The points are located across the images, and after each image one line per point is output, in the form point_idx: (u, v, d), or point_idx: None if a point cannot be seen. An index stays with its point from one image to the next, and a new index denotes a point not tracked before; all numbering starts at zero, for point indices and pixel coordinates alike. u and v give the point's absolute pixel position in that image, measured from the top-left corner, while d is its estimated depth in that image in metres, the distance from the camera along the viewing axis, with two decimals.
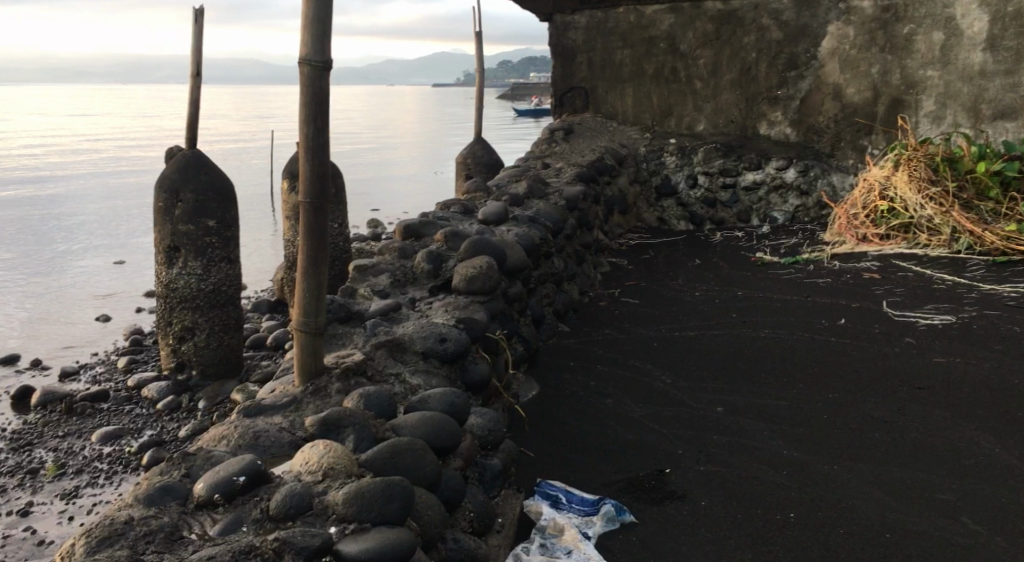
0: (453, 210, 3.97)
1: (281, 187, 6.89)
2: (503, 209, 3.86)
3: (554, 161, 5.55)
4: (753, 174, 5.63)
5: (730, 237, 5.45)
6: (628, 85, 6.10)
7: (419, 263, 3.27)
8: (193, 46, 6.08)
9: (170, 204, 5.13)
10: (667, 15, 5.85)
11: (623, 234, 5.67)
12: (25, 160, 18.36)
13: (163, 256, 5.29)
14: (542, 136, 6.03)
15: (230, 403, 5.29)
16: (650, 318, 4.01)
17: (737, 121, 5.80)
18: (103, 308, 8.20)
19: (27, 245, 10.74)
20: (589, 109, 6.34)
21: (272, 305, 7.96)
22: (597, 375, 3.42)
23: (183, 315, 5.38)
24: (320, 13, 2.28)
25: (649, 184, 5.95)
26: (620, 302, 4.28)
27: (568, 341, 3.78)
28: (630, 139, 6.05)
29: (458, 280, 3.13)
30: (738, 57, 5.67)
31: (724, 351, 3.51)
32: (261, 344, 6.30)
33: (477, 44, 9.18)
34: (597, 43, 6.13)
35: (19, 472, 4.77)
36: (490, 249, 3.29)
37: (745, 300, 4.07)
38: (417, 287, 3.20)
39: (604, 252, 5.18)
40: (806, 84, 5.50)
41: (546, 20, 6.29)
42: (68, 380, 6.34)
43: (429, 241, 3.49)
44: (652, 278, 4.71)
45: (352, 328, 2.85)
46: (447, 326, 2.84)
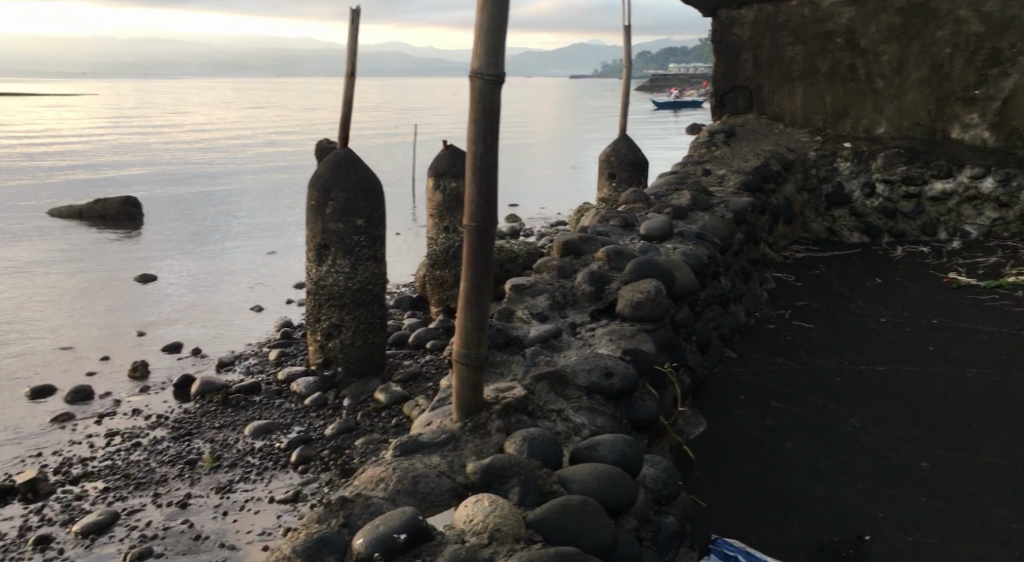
0: (612, 223, 3.74)
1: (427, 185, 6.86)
2: (667, 224, 3.59)
3: (716, 167, 5.19)
4: (943, 183, 5.09)
5: (915, 252, 4.95)
6: (797, 84, 5.70)
7: (580, 284, 3.06)
8: (349, 46, 6.14)
9: (321, 203, 5.17)
10: (847, 8, 5.40)
11: (788, 245, 5.26)
12: (188, 154, 19.50)
13: (313, 254, 5.34)
14: (701, 139, 5.72)
15: (374, 402, 5.22)
16: (830, 346, 3.62)
17: (924, 124, 5.26)
18: (256, 299, 8.48)
19: (189, 235, 11.31)
20: (753, 110, 5.99)
21: (413, 302, 7.97)
22: (772, 413, 3.10)
23: (330, 312, 5.42)
24: (494, 24, 2.09)
25: (819, 192, 5.51)
26: (791, 326, 3.91)
27: (737, 370, 3.47)
28: (798, 143, 5.63)
29: (624, 306, 2.90)
30: (928, 52, 5.15)
31: (924, 393, 3.10)
32: (403, 342, 6.28)
33: (626, 38, 8.94)
34: (765, 39, 5.78)
35: (178, 462, 4.79)
36: (657, 272, 3.03)
37: (942, 331, 3.63)
38: (577, 311, 2.98)
39: (769, 266, 4.78)
40: (1010, 82, 4.91)
41: (710, 14, 6.03)
42: (223, 371, 6.53)
43: (589, 259, 3.27)
44: (825, 298, 4.30)
45: (510, 355, 2.67)
46: (613, 359, 2.62)
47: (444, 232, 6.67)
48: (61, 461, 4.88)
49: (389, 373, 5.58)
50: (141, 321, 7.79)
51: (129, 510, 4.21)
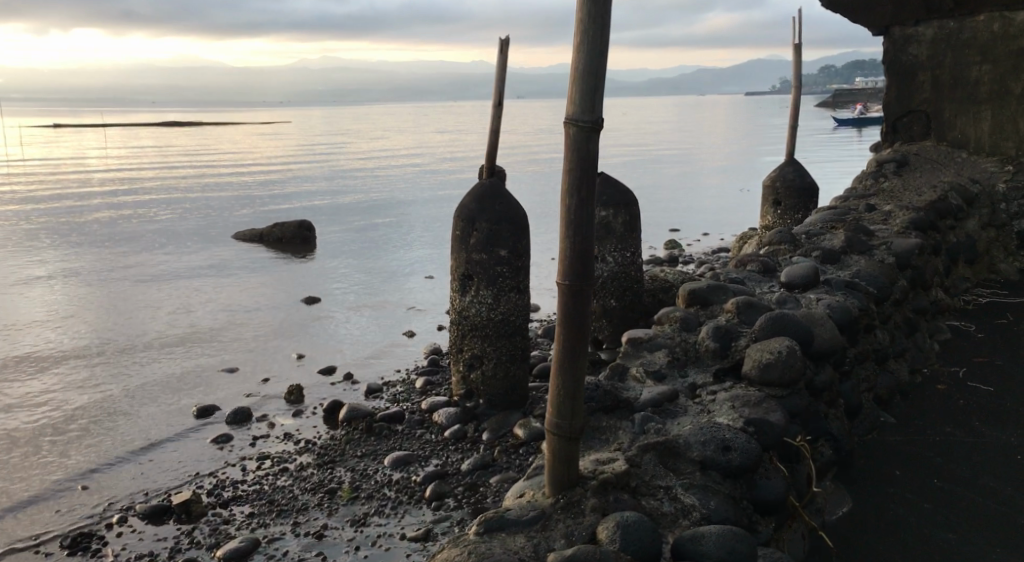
0: (750, 268, 3.46)
1: None
2: (813, 270, 3.25)
3: (883, 202, 4.69)
4: None
5: None
6: (984, 108, 5.08)
7: (704, 339, 2.81)
8: (497, 78, 6.11)
9: (466, 233, 5.03)
10: None
11: (969, 289, 4.66)
12: (361, 181, 20.44)
13: (456, 283, 5.18)
14: (868, 170, 5.23)
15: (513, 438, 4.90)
16: (1013, 416, 3.09)
17: None
18: (409, 325, 8.61)
19: (354, 260, 11.76)
20: (931, 136, 5.41)
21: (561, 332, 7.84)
22: (935, 494, 2.64)
23: (472, 343, 5.21)
24: (592, 69, 1.91)
25: (1009, 229, 4.93)
26: (965, 388, 3.39)
27: (895, 438, 3.02)
28: (984, 173, 5.03)
29: (751, 368, 2.62)
30: None
31: None
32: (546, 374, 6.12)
33: (795, 56, 8.42)
34: (945, 58, 5.20)
35: (319, 491, 4.65)
36: (790, 329, 2.72)
37: None
38: (700, 370, 2.74)
39: (945, 312, 4.24)
40: None
41: (880, 34, 5.51)
42: (372, 396, 6.61)
43: (717, 311, 3.01)
44: (1010, 354, 3.72)
45: (618, 421, 2.47)
46: (732, 431, 2.33)
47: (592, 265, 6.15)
48: (215, 482, 4.95)
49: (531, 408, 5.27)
50: (302, 343, 8.12)
51: (270, 538, 4.13)
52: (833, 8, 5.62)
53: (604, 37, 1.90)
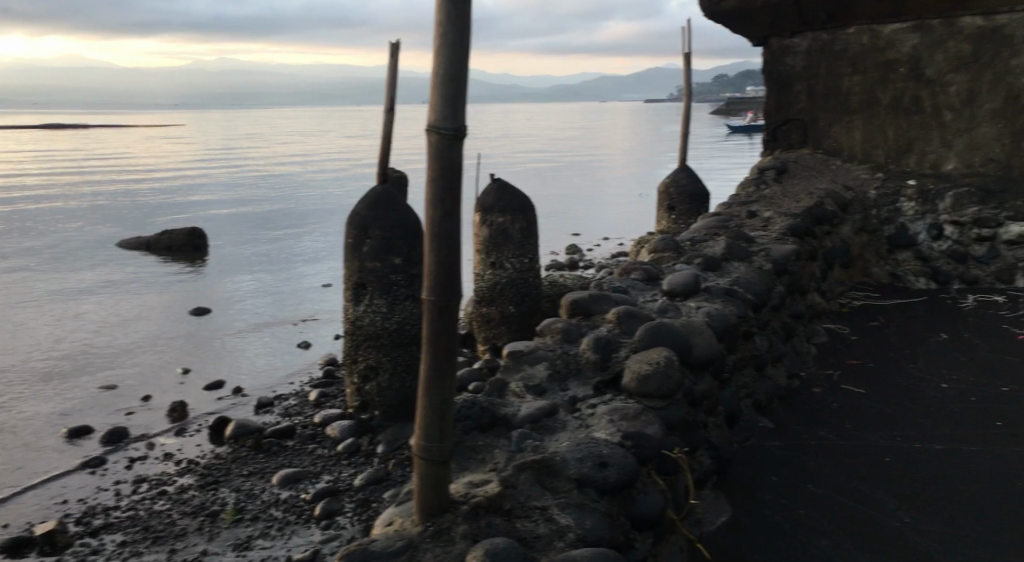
0: (634, 276, 3.42)
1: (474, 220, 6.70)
2: (694, 278, 3.26)
3: (763, 208, 4.80)
4: (1021, 226, 4.65)
5: (988, 301, 4.50)
6: (856, 117, 5.29)
7: (586, 350, 2.74)
8: (388, 81, 5.97)
9: (358, 241, 4.83)
10: (910, 35, 5.00)
11: (844, 292, 4.85)
12: (258, 187, 19.82)
13: (349, 293, 4.96)
14: (751, 176, 5.39)
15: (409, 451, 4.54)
16: (882, 419, 3.17)
17: (999, 160, 4.80)
18: (304, 335, 8.34)
19: (249, 269, 11.35)
20: (808, 144, 5.59)
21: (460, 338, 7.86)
22: (807, 500, 2.67)
23: (367, 354, 4.95)
24: (452, 74, 1.84)
25: (880, 234, 5.11)
26: (840, 391, 3.48)
27: (772, 444, 3.06)
28: (857, 180, 5.24)
29: (630, 380, 2.57)
30: (1003, 82, 4.74)
31: (989, 480, 2.66)
32: None
33: (686, 63, 8.60)
34: (820, 69, 5.39)
35: (200, 514, 4.37)
36: (669, 339, 2.69)
37: (1014, 403, 3.15)
38: (580, 383, 2.67)
39: (821, 316, 4.37)
40: None
41: (760, 45, 5.65)
42: (262, 410, 6.32)
43: (600, 321, 2.95)
44: (880, 356, 3.85)
45: (494, 440, 2.39)
46: (609, 446, 2.29)
47: (489, 268, 6.54)
48: (85, 510, 4.62)
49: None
50: (189, 358, 7.76)
51: None
52: (715, 18, 5.74)
53: (465, 40, 1.83)
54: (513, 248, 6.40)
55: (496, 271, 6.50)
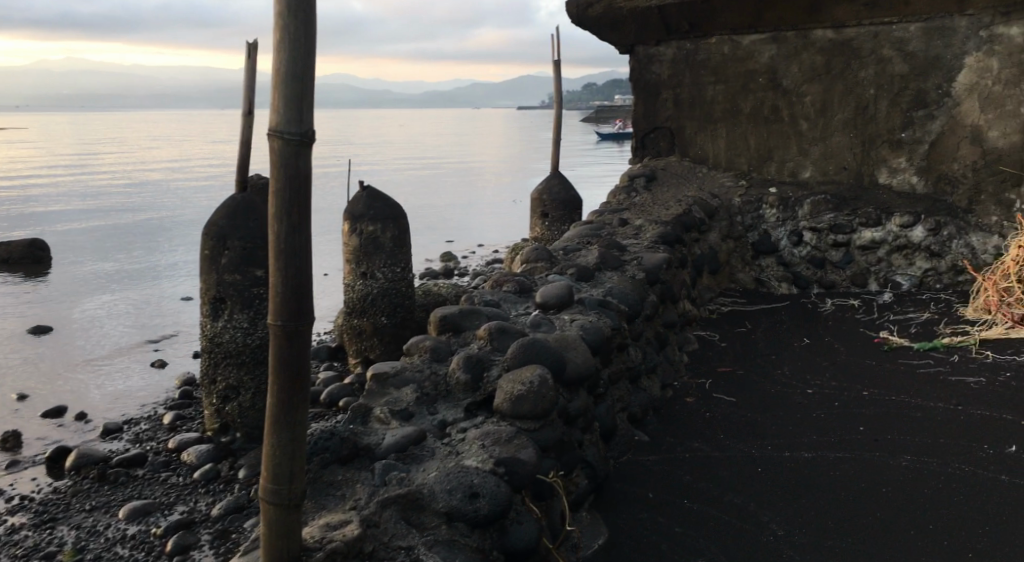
0: (506, 288, 3.27)
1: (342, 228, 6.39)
2: (567, 289, 3.14)
3: (634, 216, 4.79)
4: (872, 232, 4.87)
5: (845, 306, 4.66)
6: (719, 125, 5.40)
7: (455, 370, 2.56)
8: (246, 81, 5.58)
9: (216, 252, 4.38)
10: (768, 46, 5.14)
11: (713, 298, 4.93)
12: (111, 195, 18.56)
13: (206, 308, 4.53)
14: (622, 183, 5.38)
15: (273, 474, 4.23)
16: (753, 429, 3.16)
17: (851, 168, 5.02)
18: (160, 353, 7.76)
19: (99, 283, 10.53)
20: (676, 151, 5.66)
21: (331, 351, 7.56)
22: (683, 517, 2.60)
23: (227, 373, 4.57)
24: (295, 69, 1.61)
25: (745, 240, 5.21)
26: (711, 400, 3.48)
27: (647, 459, 2.99)
28: (722, 188, 5.33)
29: (502, 401, 2.42)
30: (853, 93, 4.93)
31: (854, 488, 2.67)
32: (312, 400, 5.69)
33: (557, 70, 8.62)
34: (684, 77, 5.47)
35: (31, 558, 3.80)
36: (542, 356, 2.56)
37: (874, 407, 3.20)
38: (450, 405, 2.49)
39: (692, 323, 4.39)
40: (937, 125, 4.72)
41: (627, 52, 5.67)
42: (109, 438, 5.78)
43: (470, 337, 2.78)
44: (749, 362, 3.89)
45: (355, 473, 2.17)
46: (480, 475, 2.12)
47: (361, 278, 6.31)
48: None
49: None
50: (26, 382, 7.05)
51: None
52: (583, 24, 5.73)
53: (311, 31, 1.61)
54: (385, 256, 6.15)
55: (369, 282, 6.27)
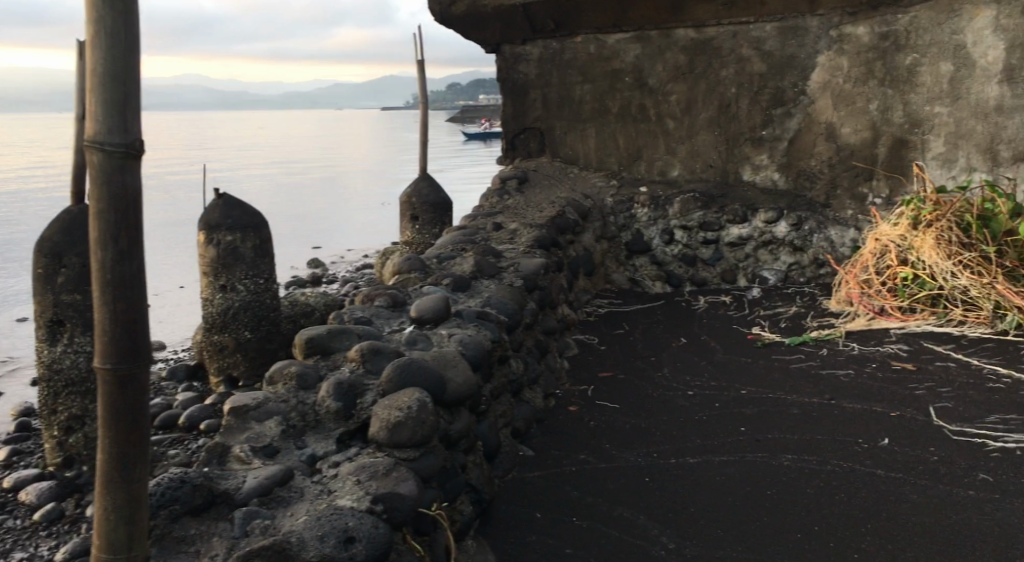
0: (378, 303, 3.05)
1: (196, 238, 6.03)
2: (444, 302, 2.96)
3: (508, 220, 4.67)
4: (739, 228, 4.96)
5: (717, 302, 4.72)
6: (588, 125, 5.38)
7: (325, 398, 2.32)
8: None
9: (49, 270, 3.70)
10: (633, 45, 5.14)
11: (590, 300, 4.88)
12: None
13: (41, 331, 3.83)
14: (495, 187, 5.23)
15: None
16: (638, 435, 3.10)
17: (716, 166, 5.10)
18: None
19: None
20: (546, 152, 5.59)
21: (189, 372, 7.04)
22: (574, 537, 2.47)
23: (69, 401, 3.87)
24: (113, 71, 1.30)
25: (619, 240, 5.19)
26: (594, 408, 3.40)
27: (534, 475, 2.86)
28: (594, 188, 5.30)
29: (378, 430, 2.21)
30: (715, 92, 5.00)
31: (741, 493, 2.62)
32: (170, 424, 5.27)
33: (420, 71, 8.42)
34: (552, 77, 5.40)
35: None
36: (420, 377, 2.37)
37: (754, 406, 3.21)
38: (320, 436, 2.25)
39: (571, 328, 4.32)
40: (794, 123, 4.86)
41: (492, 52, 5.53)
42: None
43: (341, 360, 2.54)
44: (629, 366, 3.85)
45: (212, 526, 1.90)
46: (355, 515, 1.90)
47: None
48: None
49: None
50: None
51: None
52: (446, 23, 5.55)
53: (130, 21, 1.30)
54: (247, 265, 6.06)
55: (229, 295, 6.10)
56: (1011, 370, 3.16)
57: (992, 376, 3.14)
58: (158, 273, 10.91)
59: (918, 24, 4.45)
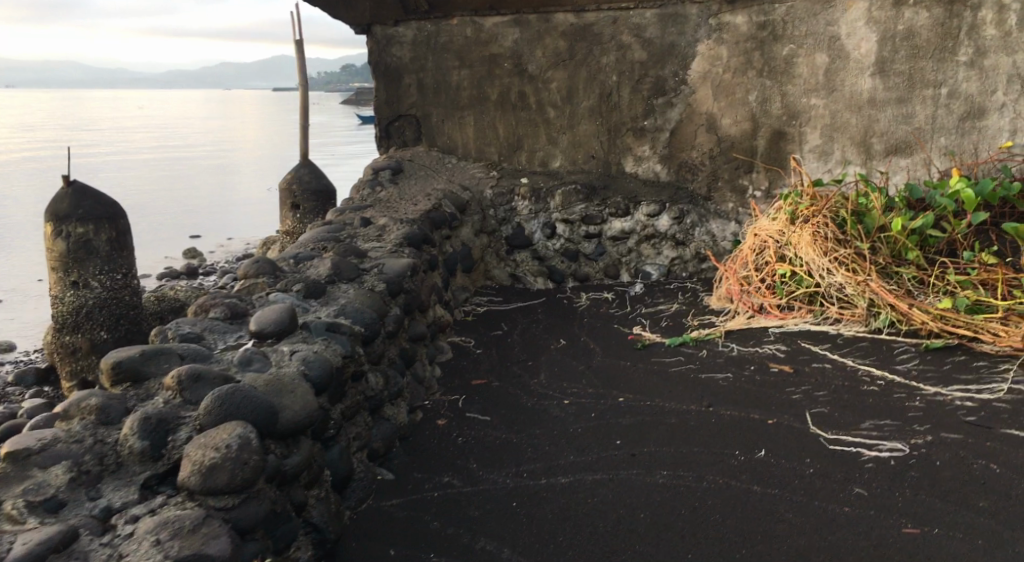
0: (212, 313, 2.69)
1: (43, 232, 5.57)
2: (288, 312, 2.64)
3: (377, 214, 4.35)
4: (621, 222, 4.82)
5: (598, 299, 4.56)
6: (466, 113, 5.10)
7: (127, 436, 1.97)
8: None
9: None
10: (510, 29, 4.89)
11: (468, 298, 4.65)
12: None
13: None
14: (366, 177, 4.88)
15: None
16: (507, 452, 2.87)
17: (598, 157, 4.93)
18: None
19: None
20: (423, 141, 5.28)
21: (41, 376, 6.38)
22: None
23: None
24: None
25: (499, 235, 4.98)
26: (463, 421, 3.16)
27: (391, 503, 2.59)
28: (472, 179, 5.05)
29: (188, 474, 1.89)
30: (596, 80, 4.82)
31: (611, 517, 2.42)
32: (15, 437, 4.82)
33: (297, 50, 7.94)
34: (427, 61, 5.09)
35: None
36: (247, 408, 2.06)
37: (631, 416, 3.04)
38: (119, 483, 1.91)
39: (445, 330, 4.08)
40: (675, 113, 4.73)
41: (363, 33, 5.17)
42: None
43: (156, 387, 2.19)
44: (504, 372, 3.64)
45: None
46: None
47: (71, 288, 5.64)
48: None
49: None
50: None
51: None
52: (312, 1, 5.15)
53: None
54: (102, 259, 5.64)
55: (82, 292, 5.66)
56: (885, 371, 3.09)
57: (866, 378, 3.05)
58: (13, 266, 10.03)
59: (795, 14, 4.38)
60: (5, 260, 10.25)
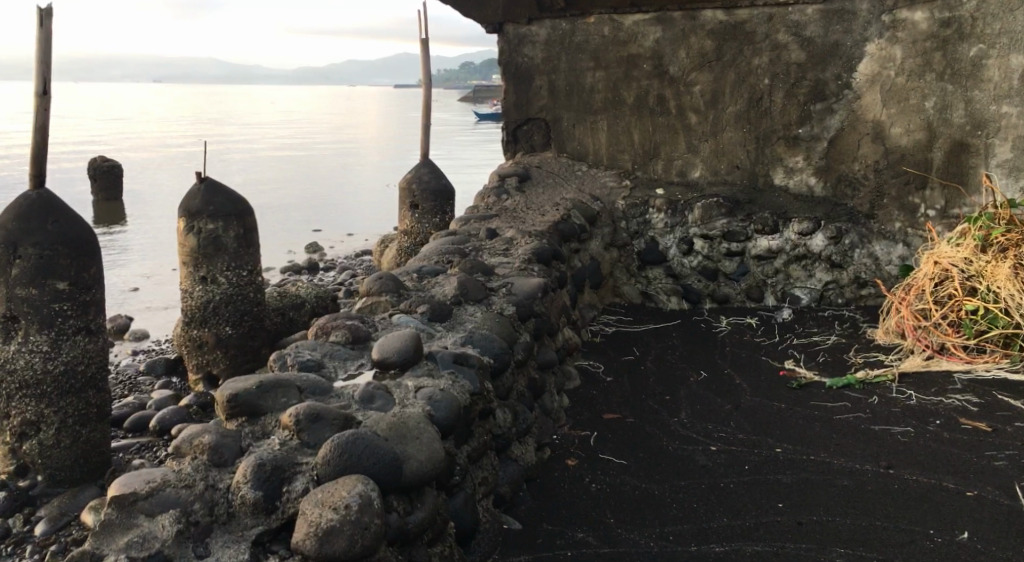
0: (334, 337, 2.45)
1: (177, 226, 5.59)
2: (413, 340, 2.37)
3: (504, 225, 4.07)
4: (768, 240, 4.37)
5: (741, 325, 4.14)
6: (600, 118, 4.77)
7: (240, 485, 1.73)
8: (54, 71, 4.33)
9: (3, 262, 3.47)
10: (653, 28, 4.52)
11: (596, 317, 4.34)
12: None
13: None
14: (493, 184, 4.62)
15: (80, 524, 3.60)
16: (652, 505, 2.53)
17: (744, 168, 4.49)
18: None
19: None
20: (551, 146, 4.97)
21: (169, 366, 6.39)
22: None
23: (21, 407, 3.68)
24: None
25: (630, 249, 4.62)
26: (598, 463, 2.83)
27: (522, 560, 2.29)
28: (604, 189, 4.71)
29: (303, 537, 1.63)
30: (746, 83, 4.39)
31: None
32: (143, 427, 4.81)
33: (424, 49, 7.80)
34: (560, 62, 4.79)
35: None
36: (370, 459, 1.79)
37: (792, 473, 2.64)
38: (228, 539, 1.67)
39: (574, 353, 3.76)
40: (835, 121, 4.25)
41: (494, 31, 4.92)
42: None
43: (272, 425, 1.96)
44: (640, 407, 3.29)
45: None
46: None
47: (200, 283, 5.61)
48: None
49: (113, 476, 3.92)
50: None
51: None
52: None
53: None
54: (230, 256, 5.61)
55: (210, 287, 5.62)
56: None
57: None
58: (148, 255, 10.36)
59: (987, 10, 3.83)
60: (141, 249, 10.63)
